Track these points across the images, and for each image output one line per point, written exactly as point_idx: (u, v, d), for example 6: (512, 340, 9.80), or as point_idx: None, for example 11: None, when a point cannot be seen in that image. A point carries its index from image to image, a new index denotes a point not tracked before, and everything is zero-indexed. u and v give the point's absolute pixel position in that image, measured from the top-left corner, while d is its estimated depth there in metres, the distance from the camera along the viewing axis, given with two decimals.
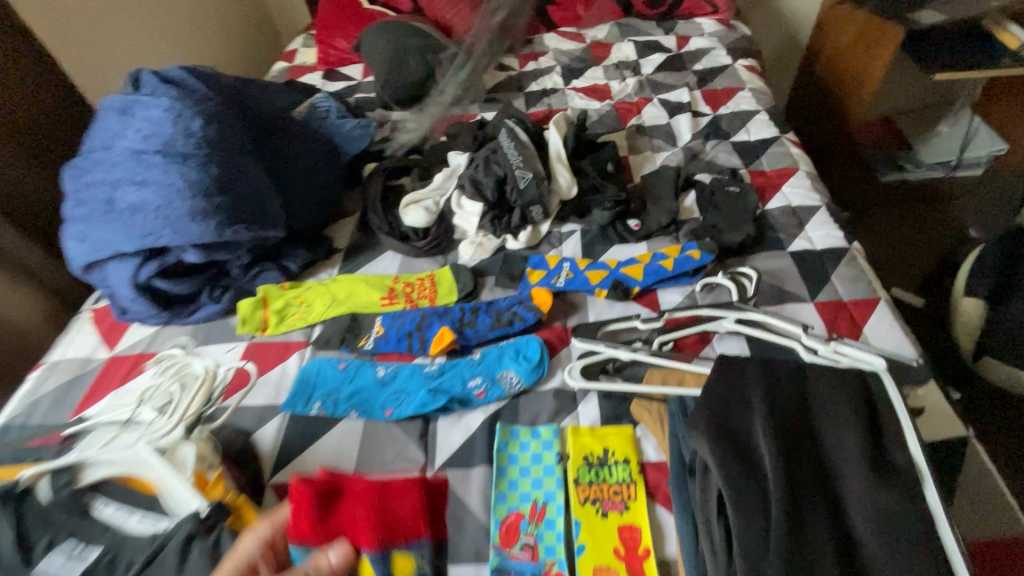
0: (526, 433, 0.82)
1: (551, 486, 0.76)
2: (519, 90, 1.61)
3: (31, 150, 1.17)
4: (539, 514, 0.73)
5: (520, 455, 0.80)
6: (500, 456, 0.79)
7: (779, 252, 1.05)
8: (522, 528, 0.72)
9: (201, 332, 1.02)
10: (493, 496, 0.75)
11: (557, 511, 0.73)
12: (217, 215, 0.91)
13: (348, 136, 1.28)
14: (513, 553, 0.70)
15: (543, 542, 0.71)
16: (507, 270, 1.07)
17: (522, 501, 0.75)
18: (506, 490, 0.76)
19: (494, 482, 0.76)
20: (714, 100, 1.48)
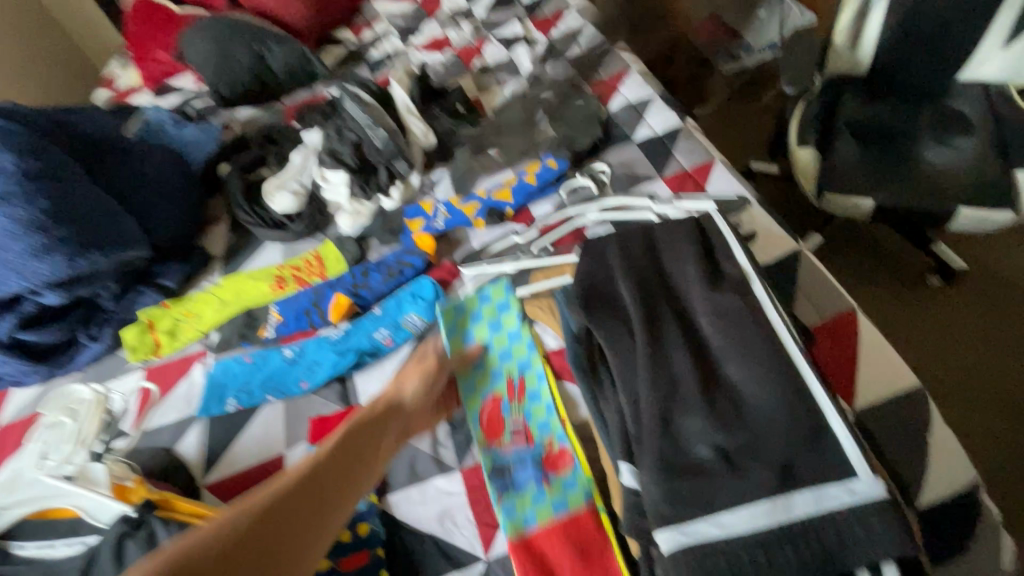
0: (475, 304, 0.88)
1: (521, 353, 0.84)
2: (361, 60, 1.60)
3: None
4: (518, 394, 0.81)
5: (485, 337, 0.86)
6: (457, 339, 0.86)
7: (627, 144, 1.16)
8: (505, 413, 0.80)
9: (93, 373, 0.99)
10: (464, 390, 0.82)
11: (536, 379, 0.82)
12: (64, 249, 0.87)
13: (193, 141, 1.24)
14: (506, 444, 0.78)
15: (532, 421, 0.79)
16: (388, 227, 1.09)
17: (494, 383, 0.83)
18: (474, 377, 0.83)
19: (459, 375, 0.83)
20: (546, 25, 1.54)
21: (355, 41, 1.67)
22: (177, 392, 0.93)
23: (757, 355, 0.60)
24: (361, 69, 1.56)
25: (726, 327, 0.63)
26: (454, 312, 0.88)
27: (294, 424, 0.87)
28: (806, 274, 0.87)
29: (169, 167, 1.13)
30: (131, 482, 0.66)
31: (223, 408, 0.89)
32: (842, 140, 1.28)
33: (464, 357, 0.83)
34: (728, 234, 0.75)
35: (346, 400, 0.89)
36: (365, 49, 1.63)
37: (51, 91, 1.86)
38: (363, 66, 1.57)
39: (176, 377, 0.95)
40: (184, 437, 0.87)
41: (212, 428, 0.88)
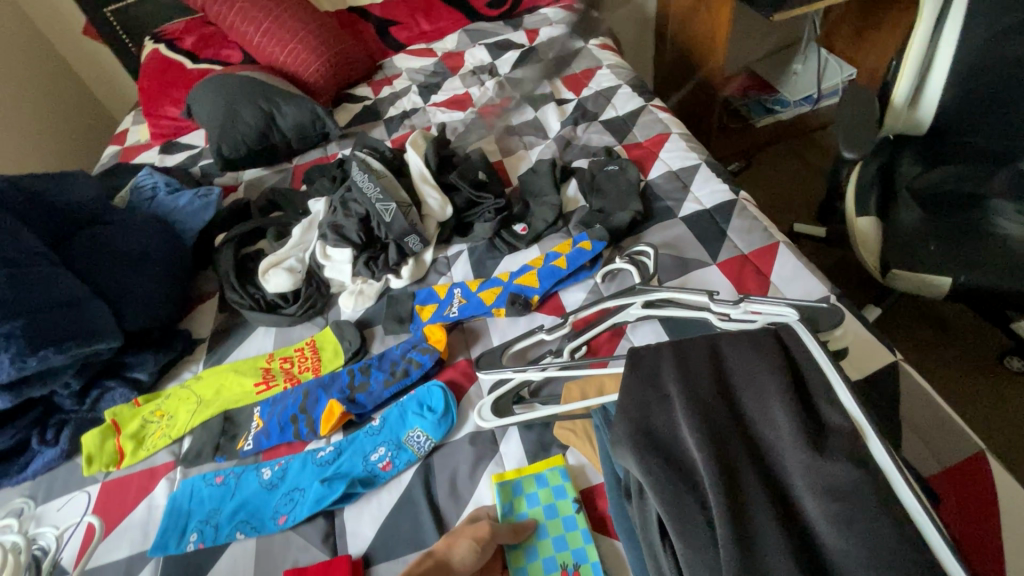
0: (531, 483, 0.70)
1: (578, 542, 0.64)
2: (377, 118, 1.51)
3: None
4: None
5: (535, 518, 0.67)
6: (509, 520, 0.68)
7: (671, 220, 1.01)
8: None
9: (43, 487, 0.83)
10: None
11: (594, 570, 0.62)
12: (12, 347, 0.74)
13: (189, 210, 1.14)
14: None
15: None
16: (394, 313, 0.95)
17: (547, 570, 0.63)
18: (526, 562, 0.64)
19: (510, 558, 0.64)
20: (575, 83, 1.44)
21: (373, 98, 1.59)
22: (134, 518, 0.78)
23: (894, 563, 0.42)
24: (377, 129, 1.47)
25: (839, 512, 0.46)
26: (511, 490, 0.70)
27: (266, 571, 0.70)
28: (911, 398, 0.69)
29: (153, 242, 1.01)
30: None
31: (183, 545, 0.72)
32: (903, 208, 1.09)
33: (516, 529, 0.65)
34: (819, 355, 0.57)
35: (332, 543, 0.71)
36: (382, 107, 1.54)
37: (63, 147, 1.81)
38: (379, 126, 1.48)
39: (135, 499, 0.80)
40: None
41: (167, 571, 0.71)
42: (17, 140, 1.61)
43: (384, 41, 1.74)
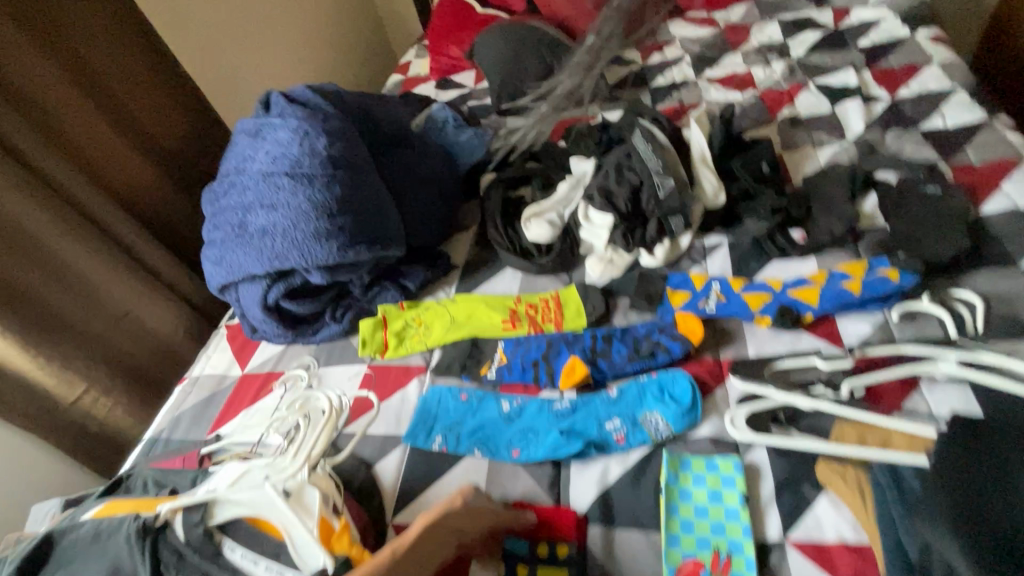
0: (700, 464, 0.70)
1: (736, 533, 0.64)
2: (644, 85, 1.46)
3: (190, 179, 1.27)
4: (723, 567, 0.61)
5: (692, 493, 0.67)
6: (671, 490, 0.68)
7: (1008, 269, 0.81)
8: None
9: (324, 352, 1.02)
10: (666, 539, 0.64)
11: (748, 566, 0.61)
12: (341, 237, 0.88)
13: (465, 145, 1.25)
14: None
15: None
16: (645, 291, 0.93)
17: (699, 546, 0.63)
18: (679, 531, 0.65)
19: (665, 521, 0.66)
20: (891, 80, 1.22)
21: (641, 64, 1.54)
22: (391, 403, 0.90)
23: None
24: (642, 96, 1.42)
25: None
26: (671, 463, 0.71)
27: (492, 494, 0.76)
28: None
29: (438, 170, 1.13)
30: (336, 526, 0.63)
31: (429, 443, 0.82)
32: None
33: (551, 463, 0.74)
34: None
35: (555, 491, 0.74)
36: (651, 74, 1.49)
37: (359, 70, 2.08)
38: (645, 93, 1.43)
39: (393, 385, 0.93)
40: (385, 458, 0.83)
41: (413, 457, 0.82)
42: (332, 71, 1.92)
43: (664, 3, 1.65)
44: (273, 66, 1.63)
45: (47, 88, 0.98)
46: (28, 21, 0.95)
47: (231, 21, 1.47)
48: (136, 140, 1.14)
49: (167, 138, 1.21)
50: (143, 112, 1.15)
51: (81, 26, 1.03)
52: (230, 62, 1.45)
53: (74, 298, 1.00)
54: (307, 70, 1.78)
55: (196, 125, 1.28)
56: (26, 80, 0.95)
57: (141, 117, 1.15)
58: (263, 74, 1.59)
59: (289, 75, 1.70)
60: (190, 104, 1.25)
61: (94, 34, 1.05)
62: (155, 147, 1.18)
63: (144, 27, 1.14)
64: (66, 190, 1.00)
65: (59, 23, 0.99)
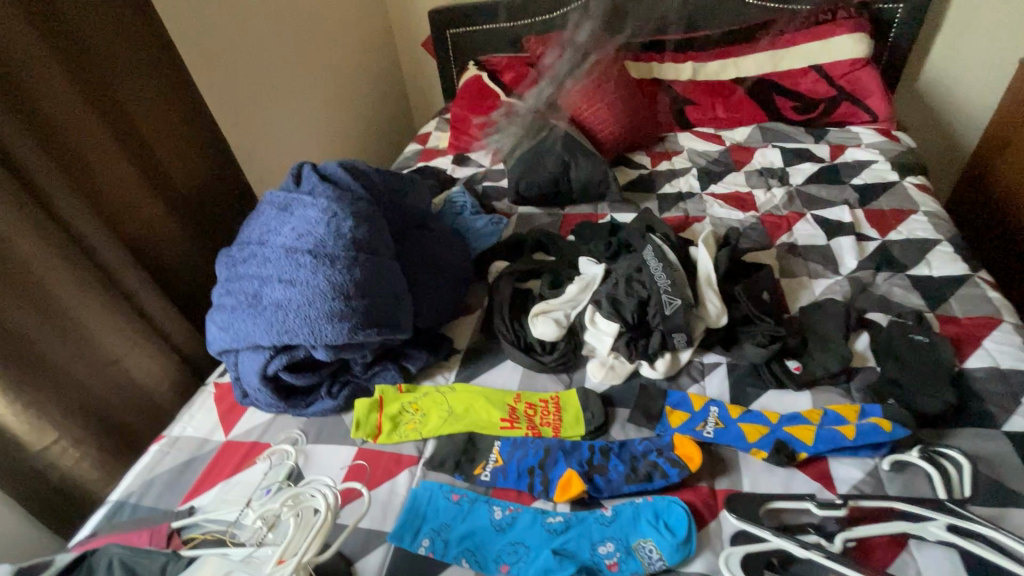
0: None
1: None
2: (652, 190, 1.54)
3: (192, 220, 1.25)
4: None
5: None
6: None
7: (990, 430, 0.85)
8: None
9: (315, 428, 1.00)
10: None
11: None
12: (354, 319, 0.88)
13: (480, 232, 1.30)
14: None
15: None
16: (643, 407, 0.95)
17: None
18: None
19: None
20: (881, 221, 1.31)
21: (650, 169, 1.63)
22: (379, 494, 0.88)
23: None
24: (650, 201, 1.49)
25: None
26: None
27: None
28: None
29: (450, 253, 1.16)
30: None
31: (415, 545, 0.79)
32: None
33: None
34: None
35: None
36: (659, 180, 1.57)
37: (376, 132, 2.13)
38: (652, 198, 1.50)
39: (383, 474, 0.91)
40: (367, 556, 0.80)
41: (396, 558, 0.79)
42: (354, 134, 1.97)
43: (676, 115, 1.77)
44: (301, 127, 1.68)
45: (87, 139, 1.00)
46: (80, 75, 0.99)
47: (268, 83, 1.54)
48: (160, 191, 1.16)
49: (189, 189, 1.24)
50: (168, 161, 1.18)
51: (126, 83, 1.07)
52: (259, 118, 1.50)
53: (71, 347, 0.98)
54: (332, 133, 1.84)
55: (218, 179, 1.31)
56: (60, 118, 0.95)
57: (168, 168, 1.17)
58: (291, 134, 1.64)
59: (315, 137, 1.75)
60: (215, 157, 1.29)
61: (137, 90, 1.10)
62: (176, 197, 1.20)
63: (185, 86, 1.19)
64: (75, 228, 0.97)
65: (106, 79, 1.03)
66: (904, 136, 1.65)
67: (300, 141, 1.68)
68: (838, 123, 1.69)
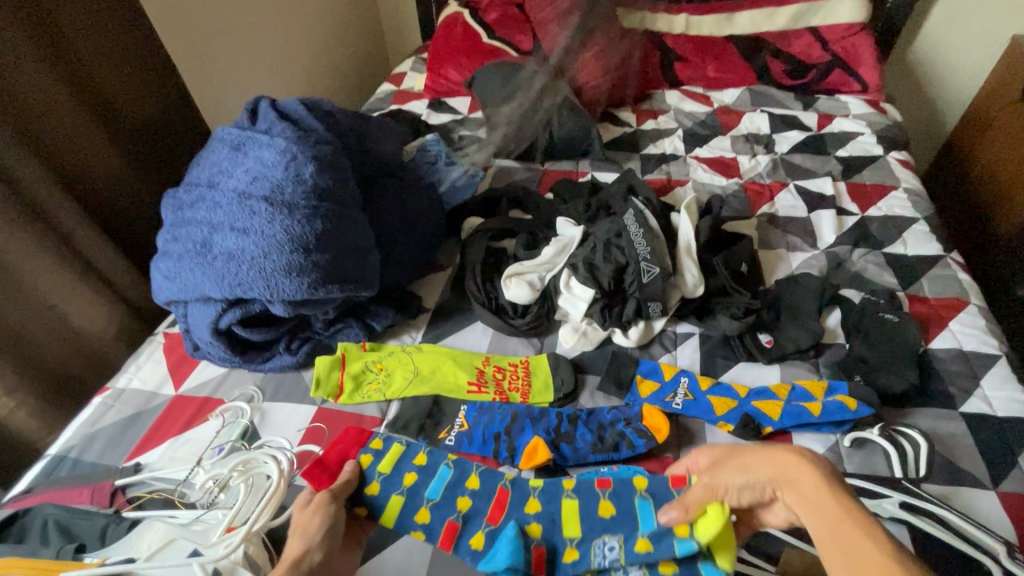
0: None
1: None
2: (635, 150, 1.48)
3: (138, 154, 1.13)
4: None
5: None
6: None
7: (947, 411, 0.87)
8: None
9: (272, 385, 0.96)
10: None
11: None
12: (314, 274, 0.82)
13: (456, 187, 1.23)
14: None
15: None
16: (614, 375, 0.93)
17: None
18: None
19: None
20: (862, 196, 1.30)
21: (635, 127, 1.56)
22: None
23: None
24: (633, 162, 1.44)
25: None
26: None
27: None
28: None
29: (420, 207, 1.09)
30: None
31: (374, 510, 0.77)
32: None
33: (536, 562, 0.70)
34: None
35: None
36: (643, 139, 1.51)
37: (347, 69, 1.98)
38: (636, 158, 1.45)
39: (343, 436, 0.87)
40: None
41: None
42: (318, 69, 1.81)
43: (665, 71, 1.69)
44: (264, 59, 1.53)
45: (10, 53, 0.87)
46: None
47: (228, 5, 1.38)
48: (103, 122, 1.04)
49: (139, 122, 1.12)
50: (113, 87, 1.05)
51: None
52: (218, 44, 1.35)
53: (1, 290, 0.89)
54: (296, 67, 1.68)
55: (170, 111, 1.19)
56: None
57: (114, 96, 1.05)
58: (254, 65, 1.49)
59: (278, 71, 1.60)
60: (166, 86, 1.16)
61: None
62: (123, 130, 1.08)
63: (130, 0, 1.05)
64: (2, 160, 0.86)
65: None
66: (891, 109, 1.62)
67: (262, 75, 1.53)
68: (828, 90, 1.64)
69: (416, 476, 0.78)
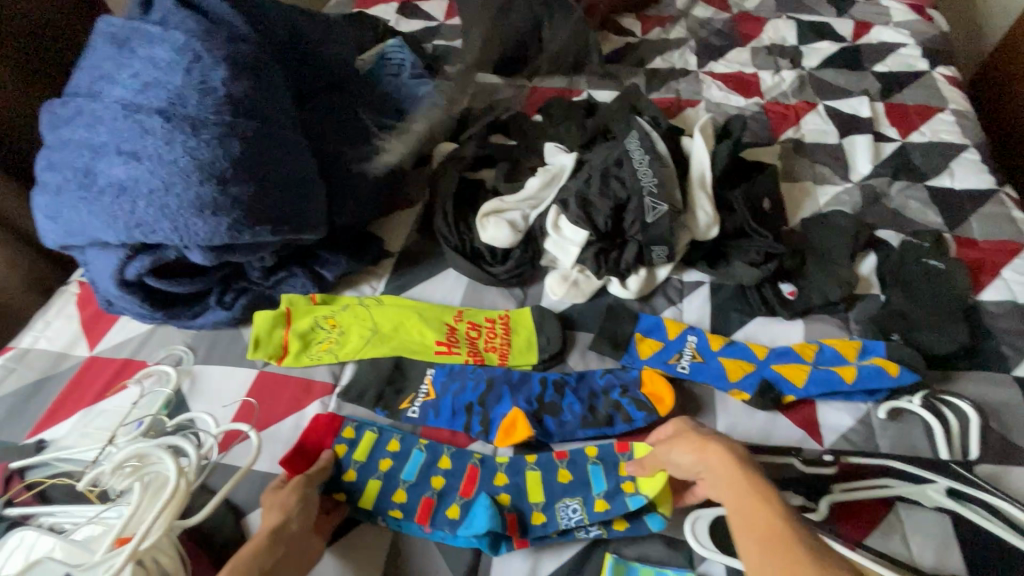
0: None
1: None
2: (640, 64, 1.26)
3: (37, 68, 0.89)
4: None
5: None
6: None
7: (998, 375, 0.74)
8: None
9: (205, 344, 0.80)
10: None
11: None
12: (234, 212, 0.65)
13: (423, 102, 1.00)
14: None
15: None
16: (609, 333, 0.79)
17: None
18: None
19: None
20: (903, 119, 1.11)
21: (639, 36, 1.33)
22: (281, 430, 0.71)
23: None
24: (636, 78, 1.22)
25: None
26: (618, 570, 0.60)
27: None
28: None
29: (381, 128, 0.89)
30: None
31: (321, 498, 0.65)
32: None
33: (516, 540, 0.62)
34: None
35: None
36: (649, 51, 1.29)
37: None
38: (640, 74, 1.23)
39: (286, 406, 0.74)
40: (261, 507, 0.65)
41: None
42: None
43: None
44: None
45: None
46: None
47: None
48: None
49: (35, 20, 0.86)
50: None
51: None
52: None
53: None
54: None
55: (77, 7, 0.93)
56: None
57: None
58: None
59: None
60: None
61: None
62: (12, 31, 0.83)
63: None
64: None
65: None
66: (937, 15, 1.38)
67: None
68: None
69: (390, 462, 0.67)
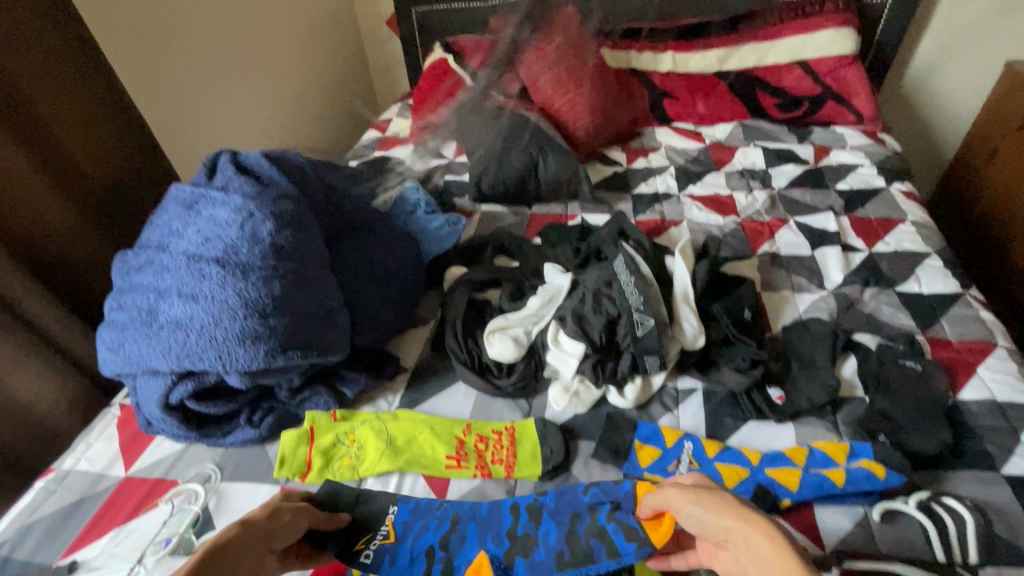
0: None
1: None
2: (626, 190, 1.43)
3: (97, 212, 1.06)
4: None
5: None
6: None
7: (988, 475, 0.77)
8: None
9: (232, 462, 0.86)
10: None
11: None
12: (272, 341, 0.74)
13: (436, 234, 1.15)
14: None
15: None
16: (609, 442, 0.84)
17: None
18: None
19: None
20: (868, 230, 1.23)
21: (625, 166, 1.51)
22: None
23: None
24: (624, 202, 1.38)
25: None
26: None
27: None
28: None
29: (391, 262, 1.00)
30: None
31: None
32: None
33: None
34: None
35: None
36: (634, 178, 1.46)
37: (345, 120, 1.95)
38: (627, 199, 1.39)
39: None
40: None
41: None
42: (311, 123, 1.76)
43: (654, 109, 1.65)
44: (247, 109, 1.46)
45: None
46: None
47: (206, 55, 1.32)
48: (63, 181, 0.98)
49: (103, 179, 1.06)
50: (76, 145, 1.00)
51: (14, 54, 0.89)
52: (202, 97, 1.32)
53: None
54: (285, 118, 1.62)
55: (140, 166, 1.13)
56: None
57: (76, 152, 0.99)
58: (235, 116, 1.43)
59: (265, 122, 1.55)
60: (132, 140, 1.11)
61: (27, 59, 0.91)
62: (85, 189, 1.03)
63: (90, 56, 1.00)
64: None
65: None
66: (889, 138, 1.57)
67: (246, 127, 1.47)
68: (821, 122, 1.60)
69: None
